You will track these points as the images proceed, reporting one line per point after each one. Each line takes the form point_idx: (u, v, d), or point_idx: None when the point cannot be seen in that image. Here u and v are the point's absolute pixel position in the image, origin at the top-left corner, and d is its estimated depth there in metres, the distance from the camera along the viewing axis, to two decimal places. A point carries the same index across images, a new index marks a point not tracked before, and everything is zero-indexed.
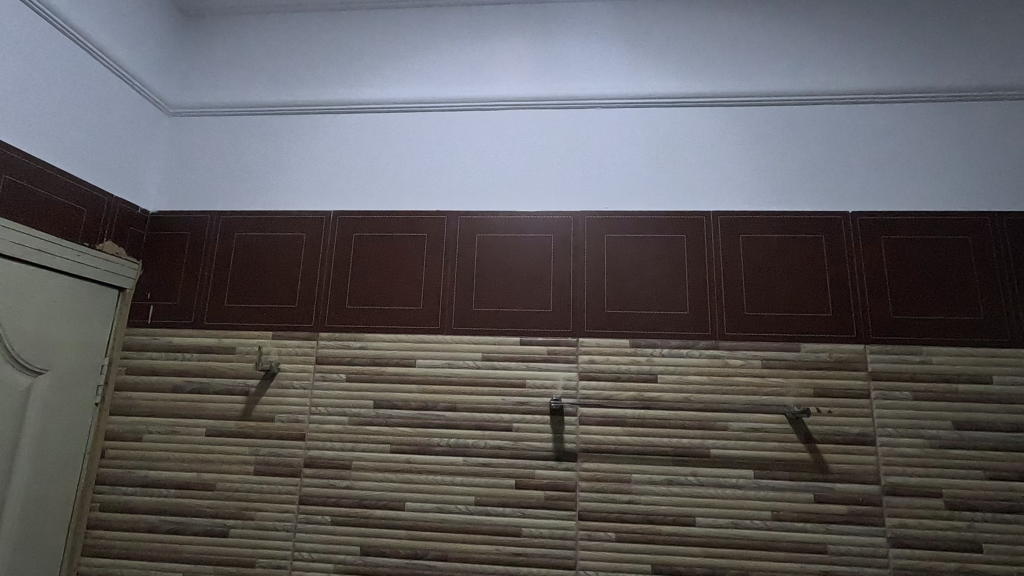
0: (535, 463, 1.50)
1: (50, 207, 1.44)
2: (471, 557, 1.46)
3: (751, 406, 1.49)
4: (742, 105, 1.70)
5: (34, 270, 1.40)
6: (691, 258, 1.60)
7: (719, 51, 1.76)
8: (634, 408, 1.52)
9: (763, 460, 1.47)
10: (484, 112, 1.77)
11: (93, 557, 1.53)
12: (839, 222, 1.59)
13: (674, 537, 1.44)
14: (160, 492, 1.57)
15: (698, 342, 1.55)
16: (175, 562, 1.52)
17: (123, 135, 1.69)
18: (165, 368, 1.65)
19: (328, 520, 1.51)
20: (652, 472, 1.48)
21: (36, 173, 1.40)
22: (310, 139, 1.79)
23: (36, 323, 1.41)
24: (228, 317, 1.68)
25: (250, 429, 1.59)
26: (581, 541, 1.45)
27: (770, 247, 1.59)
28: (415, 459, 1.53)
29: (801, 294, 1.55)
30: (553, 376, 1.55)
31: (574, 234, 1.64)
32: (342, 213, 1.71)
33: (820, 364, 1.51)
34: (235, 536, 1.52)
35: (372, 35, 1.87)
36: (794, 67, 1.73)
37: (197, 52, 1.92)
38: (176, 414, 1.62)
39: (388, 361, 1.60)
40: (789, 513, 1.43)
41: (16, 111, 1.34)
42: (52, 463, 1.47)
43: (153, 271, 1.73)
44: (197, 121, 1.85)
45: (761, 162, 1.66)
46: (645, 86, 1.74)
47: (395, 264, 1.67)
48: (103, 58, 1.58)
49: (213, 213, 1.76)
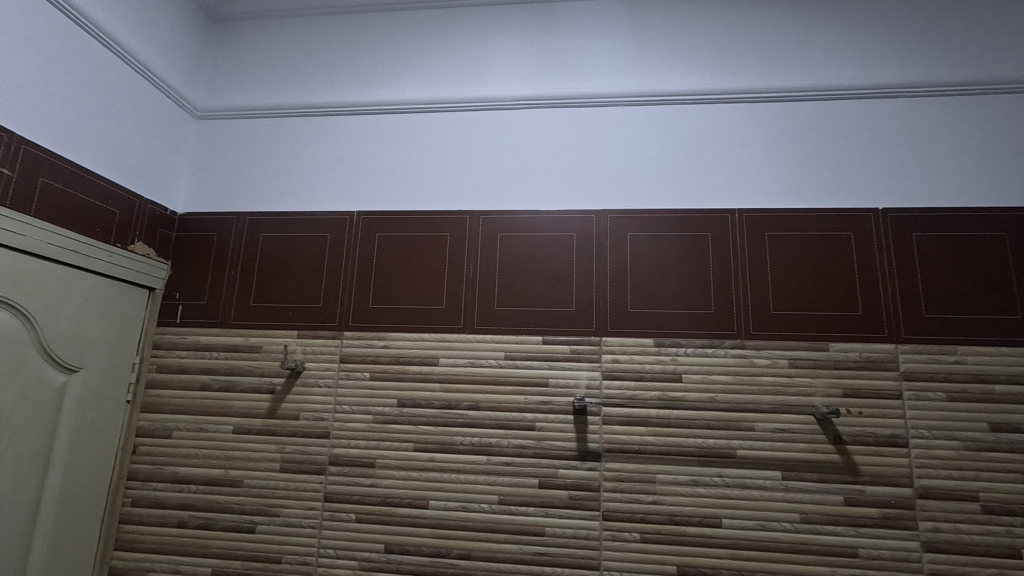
0: (558, 463, 1.50)
1: (85, 209, 1.49)
2: (494, 556, 1.46)
3: (778, 406, 1.47)
4: (766, 100, 1.68)
5: (69, 270, 1.44)
6: (716, 256, 1.58)
7: (743, 47, 1.74)
8: (658, 407, 1.51)
9: (791, 462, 1.44)
10: (504, 111, 1.77)
11: (126, 552, 1.57)
12: (868, 219, 1.55)
13: (700, 539, 1.42)
14: (189, 488, 1.59)
15: (723, 342, 1.53)
16: (205, 557, 1.54)
17: (152, 138, 1.72)
18: (193, 366, 1.68)
19: (352, 517, 1.53)
20: (677, 472, 1.47)
21: (71, 175, 1.44)
22: (331, 140, 1.81)
23: (71, 322, 1.45)
24: (254, 316, 1.70)
25: (276, 427, 1.61)
26: (605, 541, 1.44)
27: (797, 244, 1.56)
28: (438, 457, 1.54)
29: (829, 293, 1.52)
30: (576, 375, 1.55)
31: (596, 233, 1.63)
32: (364, 213, 1.73)
33: (850, 364, 1.48)
34: (262, 532, 1.55)
35: (390, 37, 1.88)
36: (821, 63, 1.69)
37: (222, 56, 1.95)
38: (204, 411, 1.64)
39: (411, 360, 1.61)
40: (818, 516, 1.40)
41: (51, 114, 1.38)
42: (87, 460, 1.50)
43: (182, 271, 1.77)
44: (223, 123, 1.89)
45: (788, 159, 1.63)
46: (667, 82, 1.73)
47: (417, 264, 1.68)
48: (132, 62, 1.62)
49: (238, 213, 1.79)
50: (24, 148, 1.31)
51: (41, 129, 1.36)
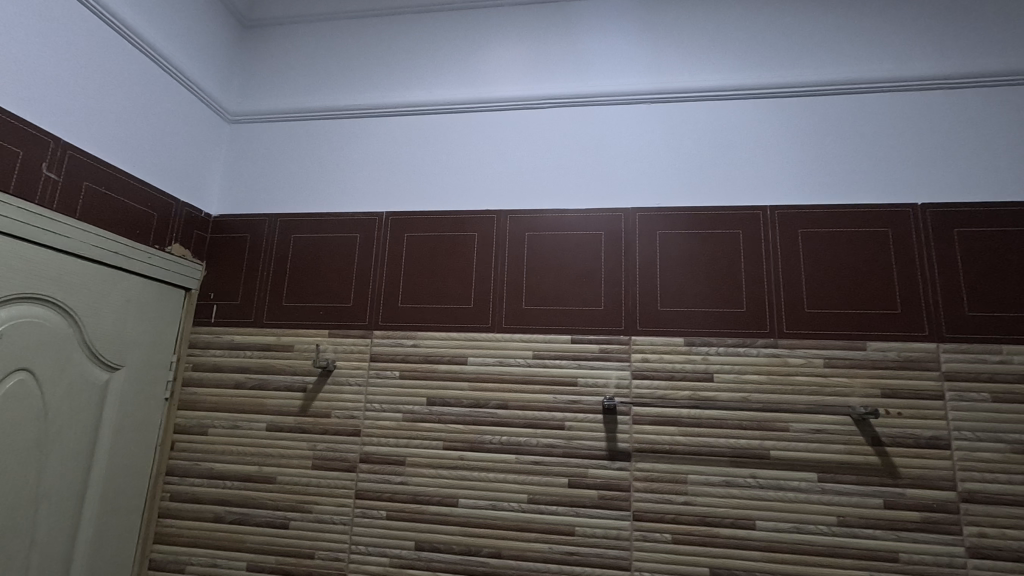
0: (588, 462, 1.49)
1: (125, 212, 1.53)
2: (525, 555, 1.46)
3: (814, 406, 1.44)
4: (798, 95, 1.65)
5: (111, 271, 1.49)
6: (748, 253, 1.56)
7: (773, 41, 1.71)
8: (689, 407, 1.49)
9: (828, 463, 1.41)
10: (530, 111, 1.77)
11: (164, 546, 1.61)
12: (906, 214, 1.51)
13: (733, 541, 1.40)
14: (224, 484, 1.63)
15: (756, 341, 1.51)
16: (240, 552, 1.58)
17: (187, 142, 1.77)
18: (227, 365, 1.72)
19: (383, 515, 1.54)
20: (709, 473, 1.45)
21: (112, 180, 1.49)
22: (360, 142, 1.84)
23: (113, 321, 1.49)
24: (286, 316, 1.73)
25: (308, 424, 1.64)
26: (637, 541, 1.43)
27: (832, 241, 1.53)
28: (467, 456, 1.55)
29: (867, 290, 1.49)
30: (606, 375, 1.54)
31: (625, 232, 1.62)
32: (393, 213, 1.75)
33: (888, 363, 1.44)
34: (296, 528, 1.57)
35: (418, 39, 1.90)
36: (855, 56, 1.66)
37: (254, 61, 2.00)
38: (238, 409, 1.68)
39: (440, 359, 1.62)
40: (856, 519, 1.37)
41: (93, 120, 1.43)
42: (128, 454, 1.55)
43: (216, 272, 1.81)
44: (254, 127, 1.93)
45: (821, 154, 1.60)
46: (695, 79, 1.71)
47: (446, 264, 1.69)
48: (168, 68, 1.67)
49: (270, 215, 1.82)
50: (69, 154, 1.36)
51: (84, 135, 1.41)
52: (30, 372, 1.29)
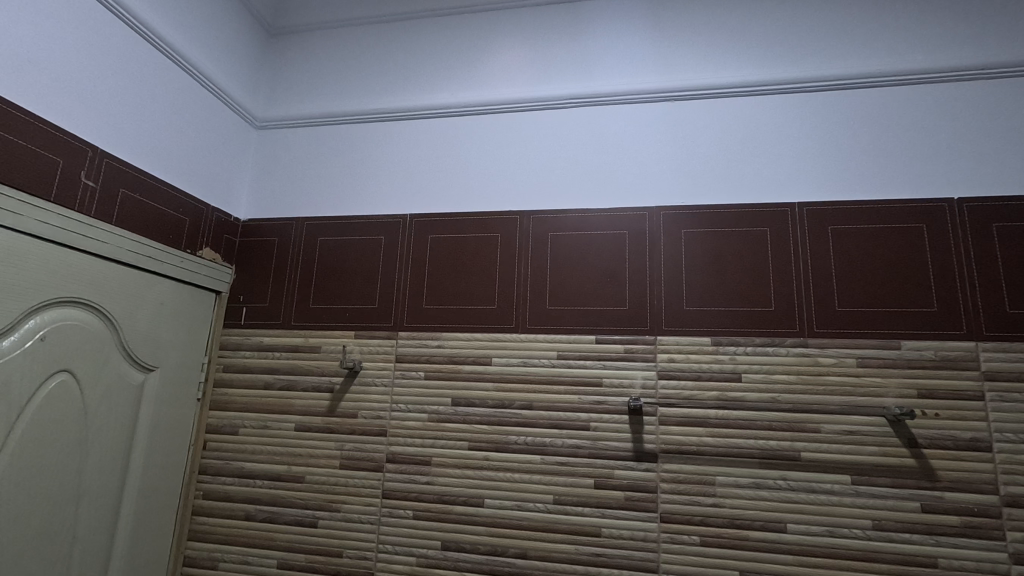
0: (614, 463, 1.48)
1: (159, 218, 1.58)
2: (551, 556, 1.46)
3: (846, 407, 1.41)
4: (827, 88, 1.61)
5: (146, 275, 1.53)
6: (776, 251, 1.53)
7: (800, 33, 1.68)
8: (717, 408, 1.47)
9: (861, 466, 1.38)
10: (552, 111, 1.77)
11: (198, 543, 1.65)
12: (942, 209, 1.47)
13: (764, 544, 1.38)
14: (255, 483, 1.66)
15: (785, 340, 1.48)
16: (271, 550, 1.61)
17: (217, 149, 1.81)
18: (257, 366, 1.75)
19: (410, 514, 1.56)
20: (738, 474, 1.43)
21: (146, 186, 1.54)
22: (385, 145, 1.86)
23: (148, 324, 1.53)
24: (314, 318, 1.76)
25: (336, 425, 1.66)
26: (664, 543, 1.42)
27: (863, 238, 1.49)
28: (493, 456, 1.55)
29: (901, 288, 1.45)
30: (631, 375, 1.53)
31: (650, 231, 1.60)
32: (417, 215, 1.76)
33: (924, 363, 1.40)
34: (324, 527, 1.59)
35: (440, 42, 1.92)
36: (887, 48, 1.62)
37: (280, 68, 2.04)
38: (268, 410, 1.71)
39: (464, 360, 1.63)
40: (892, 523, 1.34)
41: (128, 130, 1.48)
42: (162, 453, 1.59)
43: (246, 275, 1.84)
44: (281, 132, 1.97)
45: (852, 149, 1.56)
46: (720, 75, 1.69)
47: (470, 264, 1.69)
48: (198, 76, 1.71)
49: (297, 219, 1.85)
50: (106, 162, 1.41)
51: (120, 143, 1.46)
52: (70, 372, 1.33)
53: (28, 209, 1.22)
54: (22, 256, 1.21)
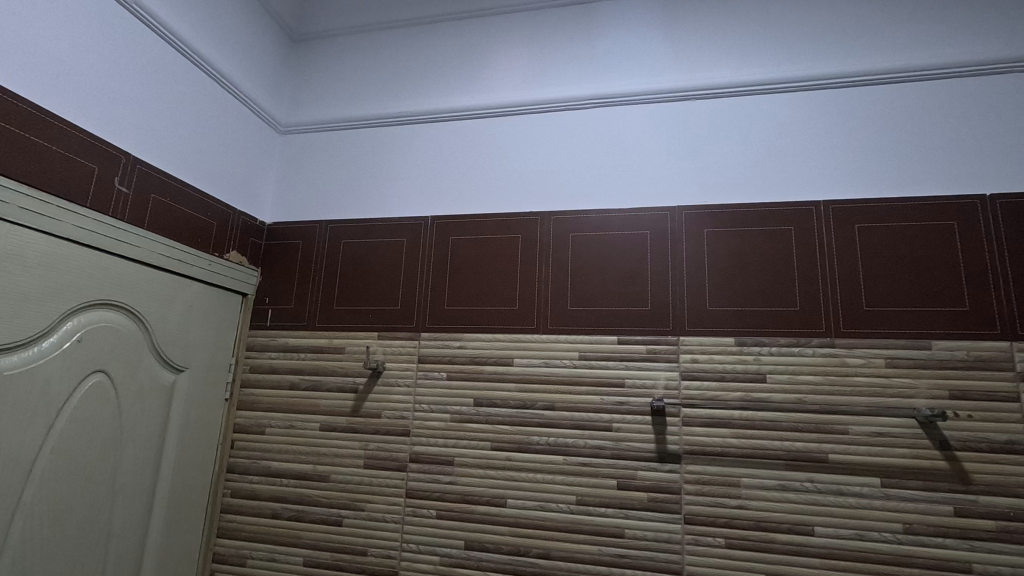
0: (637, 464, 1.48)
1: (188, 222, 1.62)
2: (574, 556, 1.46)
3: (875, 408, 1.38)
4: (854, 84, 1.59)
5: (176, 278, 1.57)
6: (801, 250, 1.51)
7: (825, 29, 1.66)
8: (742, 409, 1.45)
9: (891, 468, 1.35)
10: (573, 112, 1.77)
11: (227, 540, 1.68)
12: (974, 205, 1.43)
13: (791, 547, 1.36)
14: (281, 481, 1.69)
15: (811, 340, 1.46)
16: (297, 547, 1.63)
17: (243, 154, 1.85)
18: (283, 367, 1.78)
19: (433, 514, 1.57)
20: (763, 476, 1.41)
21: (176, 191, 1.58)
22: (406, 148, 1.88)
23: (179, 326, 1.57)
24: (338, 318, 1.79)
25: (360, 425, 1.68)
26: (688, 545, 1.41)
27: (891, 236, 1.47)
28: (515, 456, 1.56)
29: (931, 286, 1.42)
30: (654, 375, 1.52)
31: (671, 231, 1.60)
32: (438, 217, 1.78)
33: (956, 363, 1.37)
34: (349, 526, 1.62)
35: (461, 46, 1.93)
36: (916, 42, 1.58)
37: (303, 74, 2.07)
38: (294, 409, 1.74)
39: (486, 361, 1.64)
40: (924, 527, 1.31)
41: (159, 137, 1.52)
42: (192, 452, 1.63)
43: (271, 277, 1.88)
44: (305, 137, 2.00)
45: (880, 145, 1.54)
46: (743, 73, 1.67)
47: (491, 265, 1.70)
48: (225, 83, 1.75)
49: (321, 222, 1.88)
50: (138, 168, 1.45)
51: (151, 150, 1.50)
52: (106, 373, 1.37)
53: (66, 214, 1.26)
54: (60, 259, 1.26)
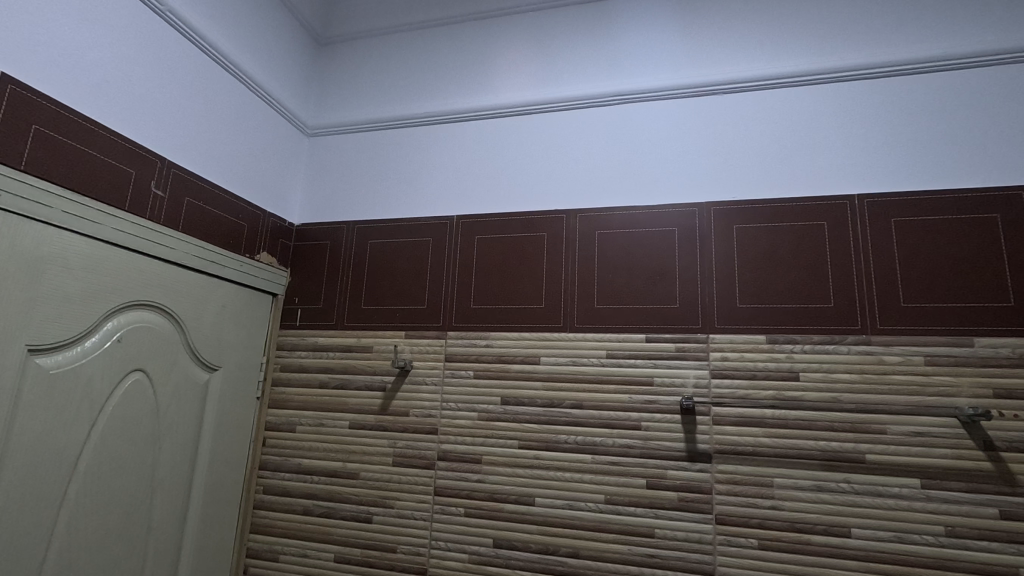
0: (667, 463, 1.46)
1: (221, 224, 1.65)
2: (604, 556, 1.45)
3: (914, 407, 1.34)
4: (889, 74, 1.54)
5: (209, 279, 1.60)
6: (834, 246, 1.48)
7: (858, 18, 1.61)
8: (775, 408, 1.43)
9: (932, 469, 1.31)
10: (597, 109, 1.76)
11: (260, 535, 1.72)
12: (1018, 196, 1.38)
13: (827, 549, 1.33)
14: (312, 478, 1.71)
15: (846, 338, 1.42)
16: (329, 544, 1.66)
17: (271, 157, 1.88)
18: (313, 366, 1.81)
19: (461, 512, 1.58)
20: (798, 477, 1.38)
21: (209, 194, 1.61)
22: (431, 149, 1.89)
23: (212, 326, 1.61)
24: (366, 318, 1.81)
25: (389, 423, 1.70)
26: (720, 545, 1.39)
27: (930, 230, 1.42)
28: (543, 455, 1.55)
29: (973, 281, 1.37)
30: (683, 374, 1.50)
31: (700, 227, 1.58)
32: (463, 216, 1.79)
33: (1001, 361, 1.32)
34: (379, 523, 1.63)
35: (484, 45, 1.93)
36: (955, 28, 1.53)
37: (329, 77, 2.10)
38: (324, 408, 1.76)
39: (513, 359, 1.64)
40: (967, 530, 1.27)
41: (192, 141, 1.56)
42: (226, 449, 1.66)
43: (300, 278, 1.91)
44: (331, 139, 2.03)
45: (918, 138, 1.49)
46: (772, 65, 1.64)
47: (517, 264, 1.70)
48: (254, 88, 1.79)
49: (348, 222, 1.91)
50: (173, 172, 1.49)
51: (185, 154, 1.54)
52: (144, 372, 1.41)
53: (106, 218, 1.30)
54: (101, 262, 1.30)
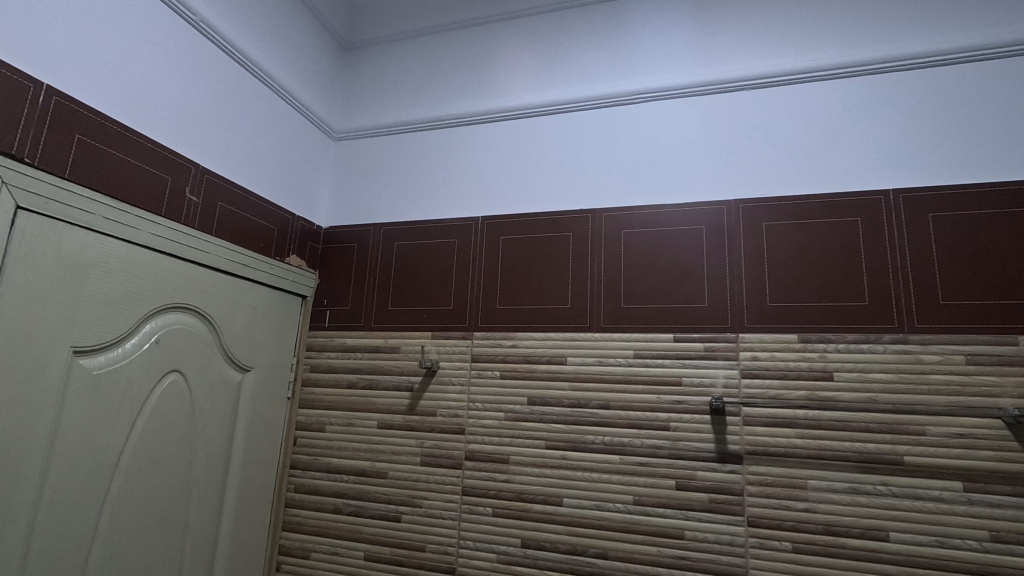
0: (696, 464, 1.45)
1: (252, 227, 1.69)
2: (633, 557, 1.44)
3: (955, 408, 1.30)
4: (924, 65, 1.50)
5: (241, 282, 1.64)
6: (868, 242, 1.44)
7: (891, 8, 1.57)
8: (807, 408, 1.40)
9: (974, 471, 1.27)
10: (621, 107, 1.75)
11: (292, 533, 1.75)
12: None
13: (863, 552, 1.30)
14: (342, 477, 1.74)
15: (882, 336, 1.39)
16: (358, 542, 1.68)
17: (300, 161, 1.92)
18: (341, 366, 1.84)
19: (489, 512, 1.58)
20: (832, 478, 1.35)
21: (240, 199, 1.65)
22: (454, 150, 1.91)
23: (244, 327, 1.64)
24: (393, 319, 1.83)
25: (416, 422, 1.71)
26: (752, 548, 1.37)
27: (970, 224, 1.38)
28: (570, 455, 1.55)
29: (1016, 277, 1.32)
30: (712, 374, 1.48)
31: (728, 225, 1.55)
32: (487, 217, 1.80)
33: None
34: (407, 522, 1.65)
35: (507, 45, 1.94)
36: (992, 16, 1.48)
37: (354, 81, 2.13)
38: (352, 408, 1.79)
39: (539, 359, 1.64)
40: (1012, 534, 1.22)
41: (223, 147, 1.60)
42: (258, 448, 1.69)
43: (329, 280, 1.94)
44: (357, 142, 2.06)
45: (956, 130, 1.45)
46: (799, 59, 1.62)
47: (543, 264, 1.70)
48: (282, 94, 1.83)
49: (375, 224, 1.93)
50: (206, 177, 1.53)
51: (217, 159, 1.58)
52: (181, 373, 1.44)
53: (144, 223, 1.34)
54: (139, 266, 1.34)
